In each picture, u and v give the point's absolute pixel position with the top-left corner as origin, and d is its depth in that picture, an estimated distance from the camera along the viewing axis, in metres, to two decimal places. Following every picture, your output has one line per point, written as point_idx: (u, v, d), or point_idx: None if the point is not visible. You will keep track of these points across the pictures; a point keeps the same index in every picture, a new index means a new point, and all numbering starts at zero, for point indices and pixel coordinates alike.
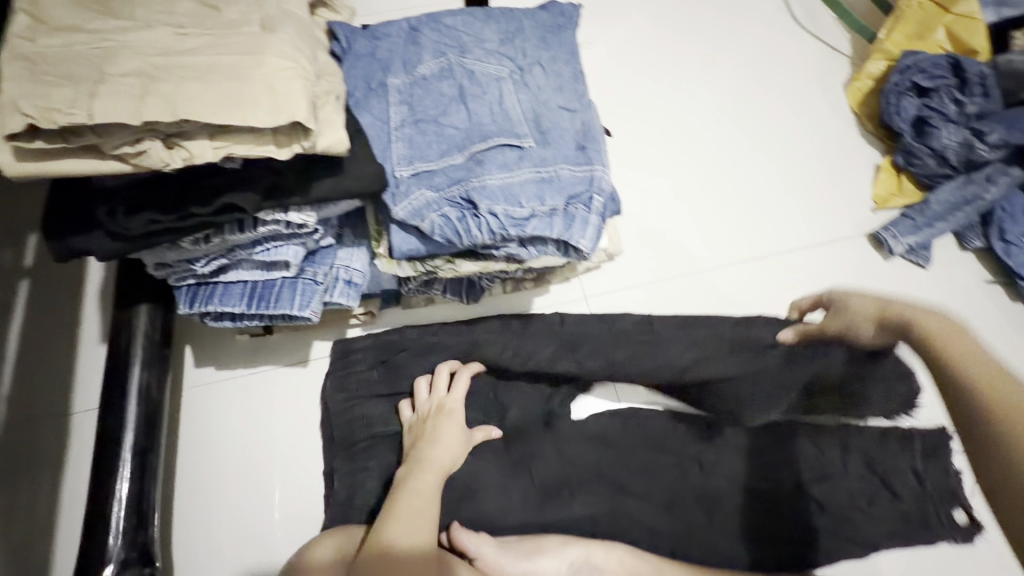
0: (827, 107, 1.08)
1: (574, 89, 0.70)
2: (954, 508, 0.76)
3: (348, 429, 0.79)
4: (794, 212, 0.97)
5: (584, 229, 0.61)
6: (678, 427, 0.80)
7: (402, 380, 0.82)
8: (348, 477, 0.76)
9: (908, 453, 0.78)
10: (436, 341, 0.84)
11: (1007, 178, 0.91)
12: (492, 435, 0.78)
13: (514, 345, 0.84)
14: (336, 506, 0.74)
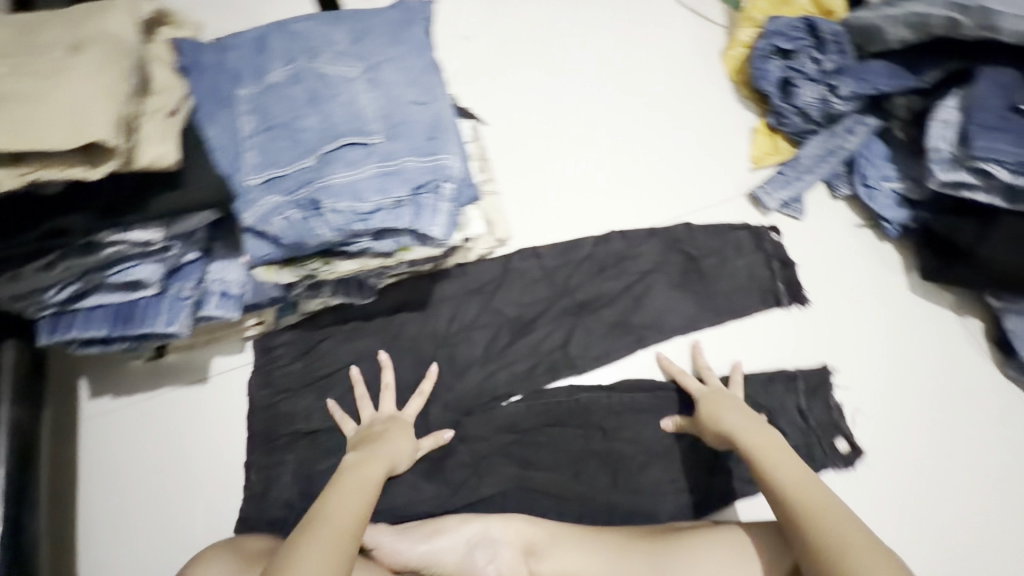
0: (706, 78, 1.14)
1: (425, 82, 0.72)
2: (837, 438, 0.87)
3: (270, 424, 0.83)
4: (671, 183, 1.04)
5: (433, 218, 0.63)
6: (582, 400, 0.86)
7: (333, 371, 0.86)
8: (266, 470, 0.81)
9: (794, 394, 0.89)
10: (369, 333, 0.88)
11: (864, 128, 0.98)
12: (441, 441, 0.83)
13: (419, 320, 0.89)
14: (252, 498, 0.79)
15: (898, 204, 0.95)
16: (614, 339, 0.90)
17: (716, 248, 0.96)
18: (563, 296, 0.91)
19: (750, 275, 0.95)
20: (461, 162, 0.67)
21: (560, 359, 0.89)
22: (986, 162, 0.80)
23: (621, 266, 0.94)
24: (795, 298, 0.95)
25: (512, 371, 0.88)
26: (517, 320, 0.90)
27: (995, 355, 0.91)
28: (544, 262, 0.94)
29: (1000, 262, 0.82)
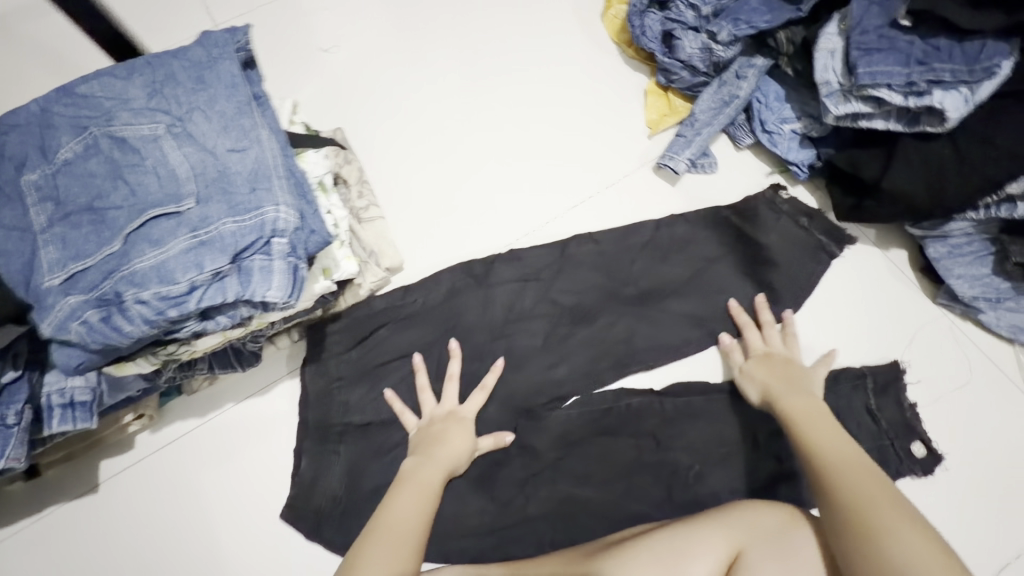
0: (589, 44, 1.06)
1: (241, 124, 0.63)
2: (914, 442, 0.77)
3: (325, 412, 0.81)
4: (571, 166, 0.97)
5: (266, 281, 0.56)
6: (632, 404, 0.82)
7: (383, 362, 0.84)
8: (317, 459, 0.79)
9: (861, 393, 0.80)
10: (411, 326, 0.85)
11: (754, 70, 0.91)
12: (503, 442, 0.79)
13: (478, 305, 0.86)
14: (302, 485, 0.78)
15: (801, 145, 0.90)
16: (688, 333, 0.85)
17: (752, 213, 0.90)
18: (624, 288, 0.87)
19: (795, 240, 0.88)
20: (294, 209, 0.59)
21: (624, 356, 0.85)
22: (877, 87, 0.75)
23: (683, 250, 0.89)
24: (842, 242, 0.87)
25: (575, 366, 0.84)
26: (574, 312, 0.86)
27: (925, 283, 0.87)
28: (604, 249, 0.89)
29: (908, 191, 0.77)
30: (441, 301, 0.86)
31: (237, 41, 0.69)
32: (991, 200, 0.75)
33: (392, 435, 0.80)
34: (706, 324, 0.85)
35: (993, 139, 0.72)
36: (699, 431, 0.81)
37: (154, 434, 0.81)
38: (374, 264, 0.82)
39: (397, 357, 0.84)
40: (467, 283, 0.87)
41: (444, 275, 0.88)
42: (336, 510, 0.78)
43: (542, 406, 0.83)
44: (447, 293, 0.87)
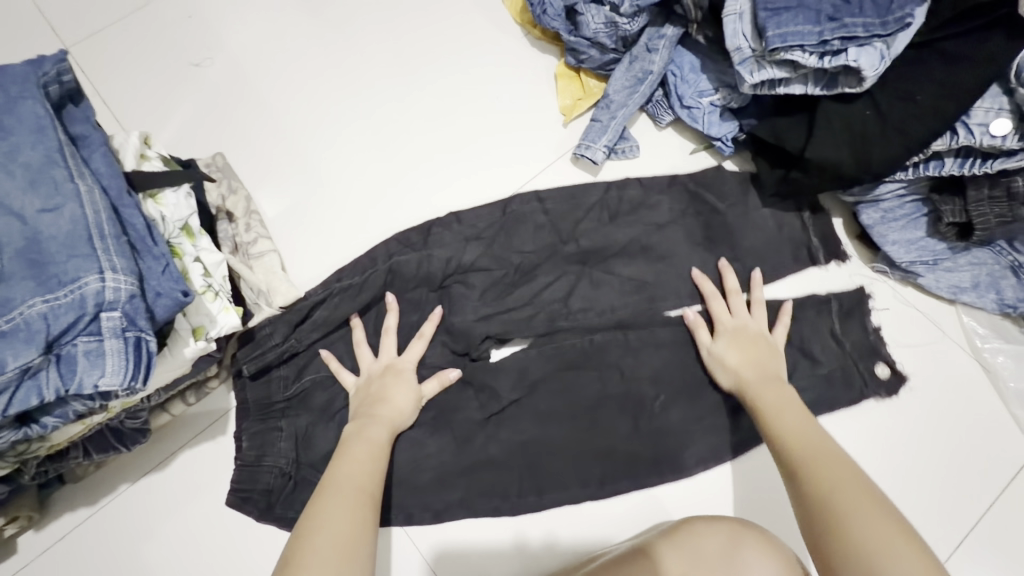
0: (490, 26, 0.96)
1: (53, 176, 0.52)
2: (877, 363, 0.75)
3: (263, 391, 0.73)
4: (484, 166, 0.88)
5: (96, 367, 0.47)
6: (596, 339, 0.77)
7: (318, 330, 0.75)
8: (259, 436, 0.72)
9: (825, 317, 0.77)
10: (344, 289, 0.75)
11: (664, 41, 0.83)
12: (450, 379, 0.75)
13: (416, 264, 0.77)
14: (246, 469, 0.71)
15: (722, 117, 0.84)
16: (626, 299, 0.78)
17: (733, 195, 0.82)
18: (566, 247, 0.79)
19: (780, 228, 0.81)
20: (128, 274, 0.50)
21: (560, 313, 0.78)
22: (789, 51, 0.69)
23: (638, 216, 0.81)
24: (830, 254, 0.80)
25: (510, 323, 0.77)
26: (520, 273, 0.78)
27: (862, 251, 0.82)
28: (551, 209, 0.82)
29: (834, 159, 0.72)
30: (385, 273, 0.76)
31: (43, 73, 0.57)
32: (918, 159, 0.71)
33: (334, 398, 0.75)
34: (652, 299, 0.78)
35: (914, 96, 0.68)
36: (664, 359, 0.77)
37: (40, 532, 0.70)
38: (267, 304, 0.71)
39: (332, 334, 0.76)
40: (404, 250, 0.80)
41: (377, 250, 0.81)
42: (286, 487, 0.72)
43: (476, 352, 0.77)
44: (380, 274, 0.76)
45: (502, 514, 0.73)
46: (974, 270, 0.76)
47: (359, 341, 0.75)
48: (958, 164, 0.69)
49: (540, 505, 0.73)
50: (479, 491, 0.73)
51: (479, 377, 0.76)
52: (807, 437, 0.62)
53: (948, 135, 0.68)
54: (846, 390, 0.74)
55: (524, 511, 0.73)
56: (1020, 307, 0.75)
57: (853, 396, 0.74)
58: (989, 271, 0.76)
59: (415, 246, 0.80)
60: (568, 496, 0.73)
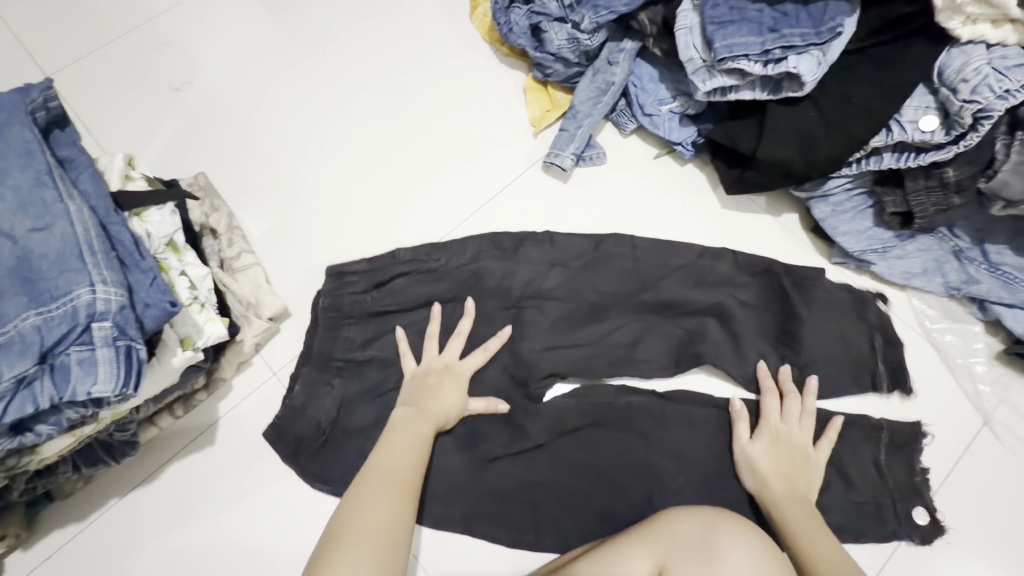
0: (461, 45, 1.01)
1: (42, 197, 0.55)
2: (915, 506, 0.73)
3: (331, 343, 0.76)
4: (460, 177, 0.92)
5: (88, 375, 0.49)
6: (635, 403, 0.77)
7: (399, 301, 0.79)
8: (311, 387, 0.75)
9: (873, 447, 0.75)
10: (429, 273, 0.80)
11: (624, 54, 0.89)
12: (498, 410, 0.76)
13: (500, 275, 0.80)
14: (290, 410, 0.74)
15: (681, 123, 0.89)
16: (666, 361, 0.78)
17: (798, 288, 0.80)
18: (644, 298, 0.79)
19: (845, 342, 0.78)
20: (118, 286, 0.52)
21: (620, 359, 0.78)
22: (736, 59, 0.74)
23: (723, 288, 0.79)
24: (890, 384, 0.78)
25: (576, 360, 0.78)
26: (592, 311, 0.79)
27: (821, 246, 0.87)
28: (637, 251, 0.81)
29: (783, 157, 0.77)
30: (469, 275, 0.80)
31: (31, 100, 0.59)
32: (859, 155, 0.77)
33: (387, 377, 0.76)
34: (691, 341, 0.78)
35: (851, 97, 0.73)
36: (690, 442, 0.76)
37: (27, 551, 0.71)
38: (255, 316, 0.76)
39: (407, 312, 0.79)
40: (494, 254, 0.80)
41: (469, 241, 0.81)
42: (318, 441, 0.75)
43: (534, 382, 0.78)
44: (467, 270, 0.80)
45: (500, 543, 0.75)
46: (920, 255, 0.82)
47: (433, 332, 0.78)
48: (895, 158, 0.75)
49: (539, 544, 0.74)
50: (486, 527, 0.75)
51: (520, 410, 0.77)
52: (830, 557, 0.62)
53: (884, 132, 0.73)
54: (876, 526, 0.73)
55: (520, 547, 0.75)
56: (964, 288, 0.80)
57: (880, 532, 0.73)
58: (934, 257, 0.82)
59: (505, 253, 0.80)
60: (566, 548, 0.74)
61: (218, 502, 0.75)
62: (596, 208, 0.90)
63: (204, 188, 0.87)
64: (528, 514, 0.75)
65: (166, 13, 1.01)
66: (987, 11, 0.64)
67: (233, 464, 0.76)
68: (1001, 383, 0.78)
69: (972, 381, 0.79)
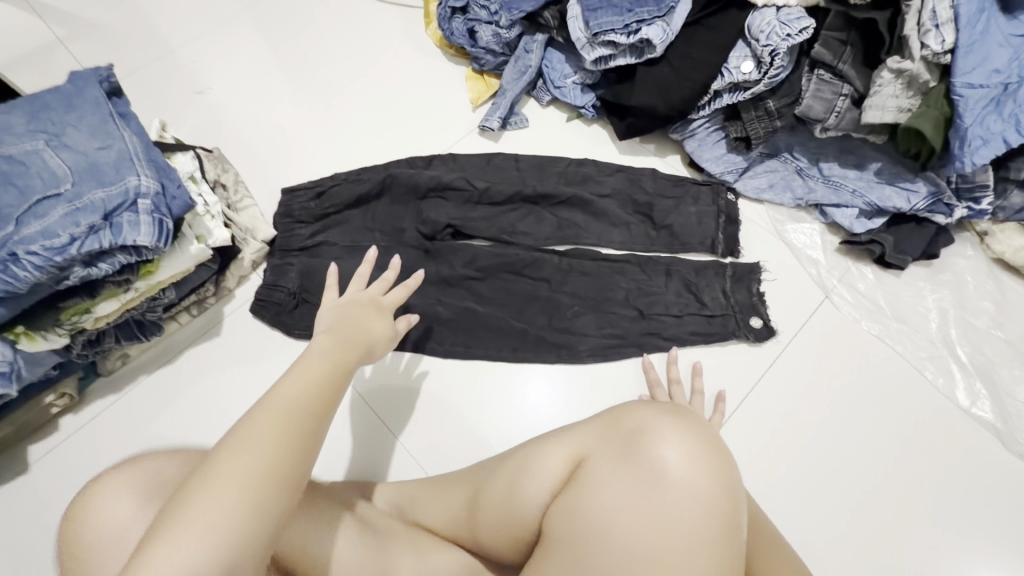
0: (418, 50, 1.31)
1: (107, 129, 0.81)
2: (752, 316, 0.93)
3: (286, 239, 1.01)
4: (415, 142, 1.18)
5: (134, 229, 0.72)
6: (535, 255, 0.99)
7: (333, 202, 1.03)
8: (277, 267, 0.99)
9: (721, 279, 0.96)
10: (356, 180, 1.05)
11: (536, 44, 1.15)
12: (412, 320, 0.84)
13: (410, 175, 1.03)
14: (267, 287, 0.98)
15: (583, 92, 1.15)
16: (558, 232, 1.01)
17: (670, 192, 1.04)
18: (526, 190, 1.02)
19: (700, 222, 1.01)
20: (154, 179, 0.77)
21: (506, 230, 1.01)
22: (606, 33, 1.01)
23: (584, 185, 1.05)
24: (732, 251, 0.99)
25: (474, 225, 1.01)
26: (484, 195, 1.02)
27: (693, 174, 1.09)
28: (521, 166, 1.10)
29: (650, 104, 1.02)
30: (384, 175, 1.04)
31: (100, 74, 0.87)
32: (707, 99, 1.01)
33: (335, 251, 1.01)
34: (576, 234, 1.01)
35: (692, 55, 0.99)
36: (587, 284, 0.97)
37: (76, 415, 0.92)
38: (252, 239, 1.00)
39: (343, 209, 1.03)
40: (407, 168, 1.07)
41: (388, 166, 1.09)
42: (291, 304, 0.97)
43: (437, 235, 1.00)
44: (381, 176, 1.04)
45: (438, 355, 0.96)
46: (771, 175, 1.04)
47: (363, 217, 1.03)
48: (731, 96, 0.99)
49: (468, 354, 0.95)
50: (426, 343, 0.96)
51: (439, 254, 0.99)
52: (762, 520, 0.70)
53: (721, 77, 0.98)
54: (720, 329, 0.93)
55: (455, 360, 0.96)
56: (807, 197, 1.01)
57: (722, 336, 0.93)
58: (782, 175, 1.04)
59: (416, 166, 1.09)
60: (488, 354, 0.95)
61: (219, 380, 0.96)
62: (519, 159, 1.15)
63: (214, 156, 1.08)
64: (460, 333, 0.96)
65: (193, 41, 1.33)
66: None
67: (233, 351, 0.97)
68: (840, 266, 0.98)
69: (814, 266, 0.98)
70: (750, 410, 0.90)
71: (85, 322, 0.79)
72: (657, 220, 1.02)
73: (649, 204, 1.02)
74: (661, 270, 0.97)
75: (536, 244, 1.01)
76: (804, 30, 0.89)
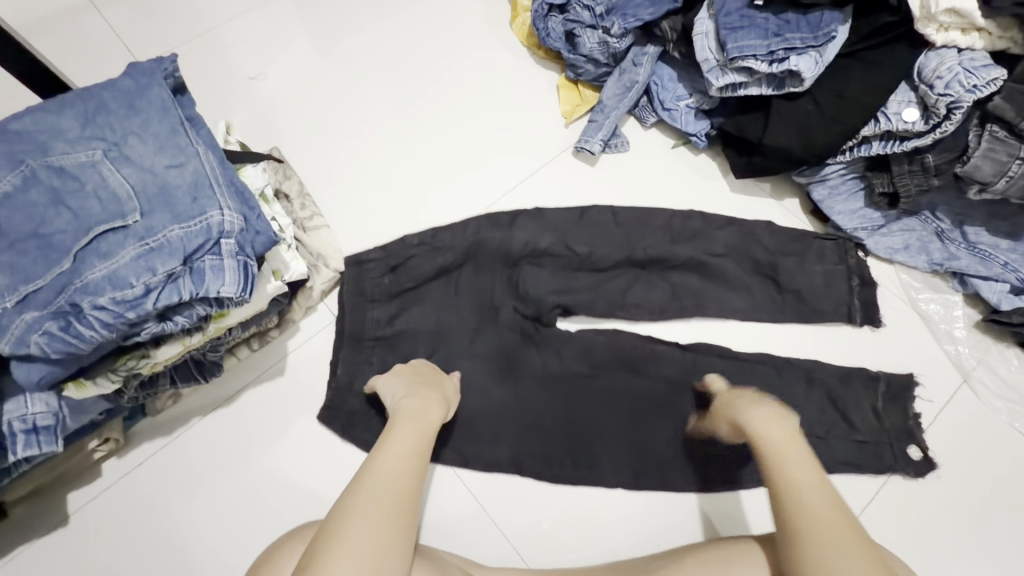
0: (503, 47, 1.16)
1: (176, 142, 0.67)
2: (910, 445, 0.84)
3: (358, 325, 0.87)
4: (500, 159, 1.06)
5: (218, 278, 0.60)
6: (657, 350, 0.88)
7: (411, 279, 0.89)
8: (352, 363, 0.86)
9: (871, 394, 0.86)
10: (438, 242, 0.91)
11: (647, 57, 1.01)
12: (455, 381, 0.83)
13: (500, 242, 0.90)
14: (339, 388, 0.85)
15: (696, 117, 1.02)
16: (668, 281, 0.91)
17: (790, 248, 0.92)
18: (634, 252, 0.91)
19: (829, 284, 0.91)
20: (237, 213, 0.64)
21: (616, 303, 0.90)
22: (745, 59, 0.86)
23: (695, 243, 0.92)
24: (868, 317, 0.90)
25: (579, 301, 0.89)
26: (587, 261, 0.90)
27: (815, 223, 0.99)
28: (620, 221, 0.95)
29: (786, 144, 0.90)
30: (470, 242, 0.90)
31: (164, 69, 0.73)
32: (852, 143, 0.89)
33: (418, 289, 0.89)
34: (689, 285, 0.91)
35: (844, 92, 0.85)
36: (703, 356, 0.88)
37: (120, 459, 0.82)
38: (324, 266, 0.89)
39: (426, 281, 0.89)
40: (492, 228, 0.92)
41: (470, 222, 0.93)
42: (369, 410, 0.85)
43: (545, 317, 0.88)
44: (468, 242, 0.90)
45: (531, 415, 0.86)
46: (906, 235, 0.93)
47: (446, 294, 0.89)
48: (882, 146, 0.87)
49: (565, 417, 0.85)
50: (516, 404, 0.85)
51: (545, 342, 0.87)
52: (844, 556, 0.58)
53: (873, 122, 0.85)
54: (874, 461, 0.83)
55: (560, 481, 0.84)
56: (946, 264, 0.90)
57: (872, 465, 0.83)
58: (919, 237, 0.93)
59: (502, 225, 0.92)
60: (603, 480, 0.83)
61: (289, 423, 0.86)
62: (619, 188, 1.03)
63: (280, 164, 0.92)
64: (557, 393, 0.85)
65: (245, 15, 1.17)
66: (956, 20, 0.76)
67: (300, 393, 0.88)
68: (979, 346, 0.89)
69: (953, 343, 0.90)
70: (874, 505, 0.83)
71: (143, 370, 0.68)
72: (783, 283, 0.91)
73: (778, 258, 0.91)
74: (801, 376, 0.87)
75: (643, 294, 0.90)
76: (992, 80, 0.76)
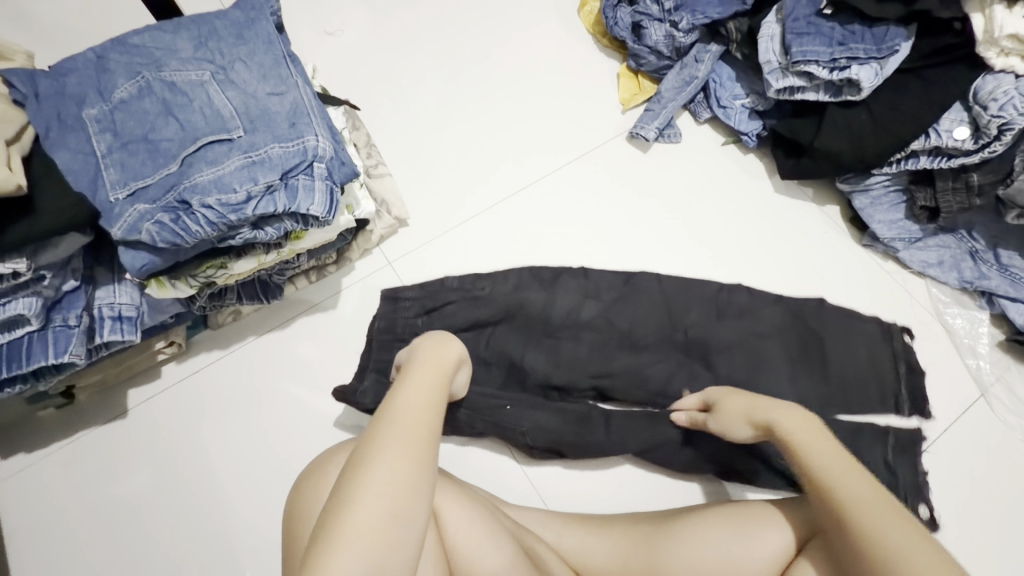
0: (569, 31, 1.20)
1: (278, 72, 0.73)
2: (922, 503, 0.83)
3: (385, 357, 0.87)
4: (556, 135, 1.10)
5: (309, 198, 0.65)
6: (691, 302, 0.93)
7: (447, 320, 0.89)
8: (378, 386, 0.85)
9: (883, 448, 0.85)
10: None
11: (709, 55, 1.06)
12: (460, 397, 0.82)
13: (542, 304, 0.91)
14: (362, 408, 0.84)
15: (749, 117, 1.06)
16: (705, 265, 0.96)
17: (837, 326, 0.92)
18: None
19: (872, 363, 0.90)
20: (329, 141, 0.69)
21: (656, 289, 0.95)
22: (807, 63, 0.90)
23: (742, 321, 0.92)
24: (916, 409, 0.89)
25: (619, 293, 0.94)
26: (626, 338, 0.91)
27: (854, 232, 1.03)
28: (664, 289, 0.95)
29: (836, 148, 0.93)
30: (510, 301, 0.90)
31: (271, 6, 0.78)
32: (899, 156, 0.93)
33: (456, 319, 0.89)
34: None
35: (900, 106, 0.89)
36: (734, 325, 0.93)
37: (180, 364, 0.89)
38: (386, 212, 0.95)
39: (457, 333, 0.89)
40: (533, 286, 0.93)
41: (511, 274, 0.94)
42: None
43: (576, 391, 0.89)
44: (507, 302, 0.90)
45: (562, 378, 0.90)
46: (941, 251, 0.97)
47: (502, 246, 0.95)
48: (929, 160, 0.90)
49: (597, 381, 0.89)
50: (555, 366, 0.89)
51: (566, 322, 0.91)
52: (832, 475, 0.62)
53: (923, 137, 0.89)
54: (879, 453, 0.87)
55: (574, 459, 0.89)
56: (976, 282, 0.94)
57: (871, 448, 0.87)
58: (952, 254, 0.96)
59: (543, 283, 0.93)
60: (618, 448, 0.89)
61: (336, 354, 0.92)
62: (667, 176, 1.07)
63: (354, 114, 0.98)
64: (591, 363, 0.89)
65: None
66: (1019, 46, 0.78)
67: (348, 328, 0.93)
68: (1001, 363, 0.93)
69: (975, 358, 0.93)
70: None
71: (220, 279, 0.73)
72: (831, 373, 0.90)
73: (826, 337, 0.91)
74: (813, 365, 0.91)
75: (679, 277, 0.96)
76: None
